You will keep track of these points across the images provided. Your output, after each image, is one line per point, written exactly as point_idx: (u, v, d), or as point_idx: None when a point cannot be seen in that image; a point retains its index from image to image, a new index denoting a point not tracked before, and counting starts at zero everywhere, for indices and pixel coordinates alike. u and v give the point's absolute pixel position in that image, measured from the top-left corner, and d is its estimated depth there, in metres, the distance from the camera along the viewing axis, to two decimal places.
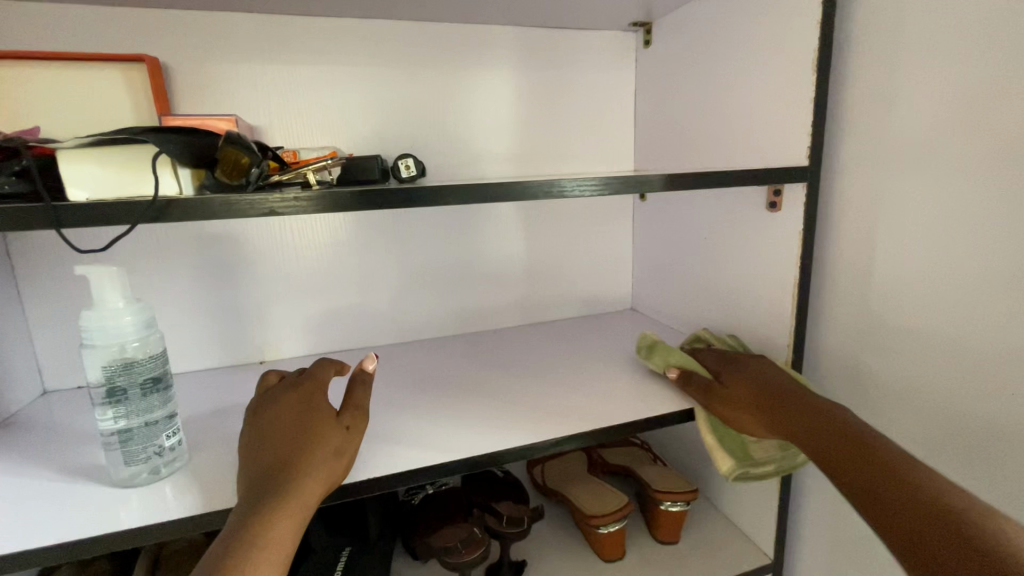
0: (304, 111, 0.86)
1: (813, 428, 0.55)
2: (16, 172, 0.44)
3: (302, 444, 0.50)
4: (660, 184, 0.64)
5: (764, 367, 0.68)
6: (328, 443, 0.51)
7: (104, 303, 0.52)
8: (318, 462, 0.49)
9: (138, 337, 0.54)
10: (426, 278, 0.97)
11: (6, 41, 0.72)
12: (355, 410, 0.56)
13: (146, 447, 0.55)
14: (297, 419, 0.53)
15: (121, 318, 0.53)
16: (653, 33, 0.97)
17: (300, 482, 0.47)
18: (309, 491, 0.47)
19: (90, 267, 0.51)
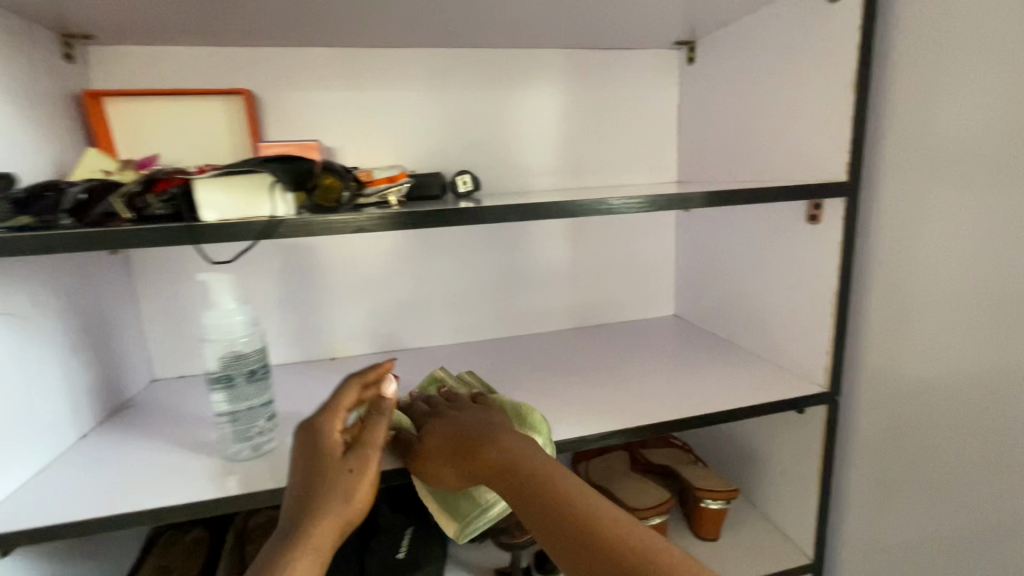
0: (371, 132, 0.95)
1: (523, 499, 0.51)
2: (166, 198, 0.53)
3: (311, 497, 0.50)
4: (701, 200, 0.69)
5: (469, 416, 0.60)
6: (334, 494, 0.51)
7: (219, 304, 0.62)
8: (325, 518, 0.49)
9: (246, 333, 0.63)
10: (478, 283, 1.05)
11: (128, 81, 0.84)
12: (367, 445, 0.54)
13: (250, 427, 0.65)
14: (306, 464, 0.52)
15: (232, 317, 0.62)
16: (697, 51, 1.02)
17: (305, 543, 0.48)
18: (315, 546, 0.48)
19: (210, 274, 0.61)
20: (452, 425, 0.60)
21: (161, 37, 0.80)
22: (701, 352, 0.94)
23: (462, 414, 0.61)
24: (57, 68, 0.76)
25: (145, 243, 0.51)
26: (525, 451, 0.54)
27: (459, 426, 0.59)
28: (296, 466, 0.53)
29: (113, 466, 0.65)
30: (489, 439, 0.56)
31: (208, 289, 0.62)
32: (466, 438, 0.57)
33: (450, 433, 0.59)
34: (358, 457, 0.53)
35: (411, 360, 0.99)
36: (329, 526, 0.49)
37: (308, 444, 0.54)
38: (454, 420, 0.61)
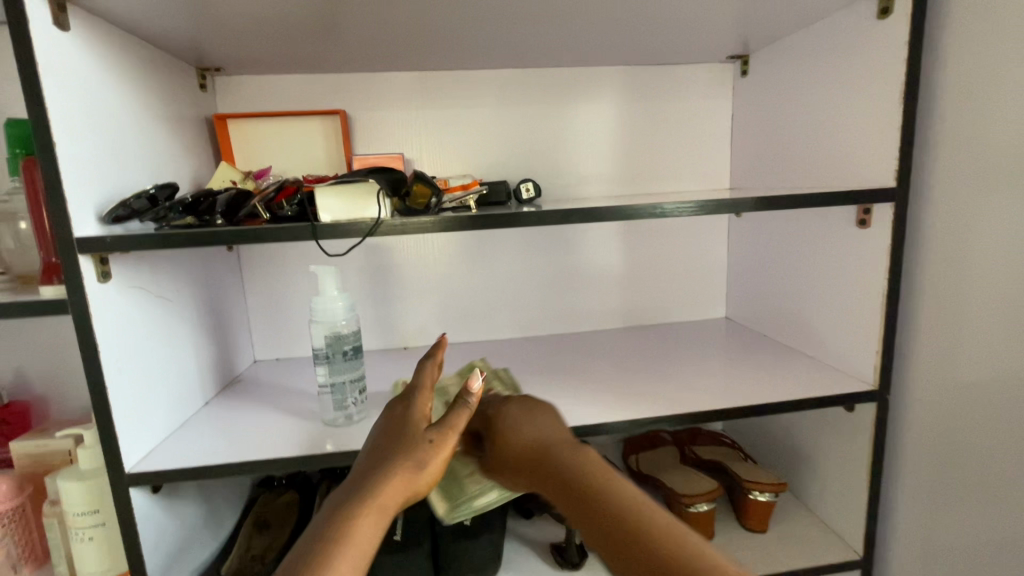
0: (445, 145, 1.06)
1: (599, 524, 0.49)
2: (296, 203, 0.65)
3: (389, 457, 0.53)
4: (750, 205, 0.74)
5: (540, 422, 0.61)
6: (410, 458, 0.53)
7: (325, 291, 0.74)
8: (400, 475, 0.51)
9: (346, 319, 0.75)
10: (536, 283, 1.13)
11: (245, 105, 0.99)
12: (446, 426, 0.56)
13: (347, 398, 0.76)
14: (390, 440, 0.55)
15: (336, 304, 0.74)
16: (751, 64, 1.07)
17: (373, 495, 0.49)
18: (379, 503, 0.49)
19: (319, 267, 0.72)
20: (527, 428, 0.60)
21: (275, 67, 0.95)
22: (751, 352, 0.98)
23: (527, 418, 0.61)
24: (195, 96, 0.91)
25: (279, 239, 0.63)
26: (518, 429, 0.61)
27: (535, 432, 0.60)
28: (382, 442, 0.56)
29: (235, 425, 0.78)
30: (554, 449, 0.57)
31: (317, 279, 0.74)
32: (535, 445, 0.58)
33: (528, 442, 0.59)
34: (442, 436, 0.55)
35: (475, 351, 1.09)
36: (397, 486, 0.51)
37: (395, 427, 0.57)
38: (531, 422, 0.61)
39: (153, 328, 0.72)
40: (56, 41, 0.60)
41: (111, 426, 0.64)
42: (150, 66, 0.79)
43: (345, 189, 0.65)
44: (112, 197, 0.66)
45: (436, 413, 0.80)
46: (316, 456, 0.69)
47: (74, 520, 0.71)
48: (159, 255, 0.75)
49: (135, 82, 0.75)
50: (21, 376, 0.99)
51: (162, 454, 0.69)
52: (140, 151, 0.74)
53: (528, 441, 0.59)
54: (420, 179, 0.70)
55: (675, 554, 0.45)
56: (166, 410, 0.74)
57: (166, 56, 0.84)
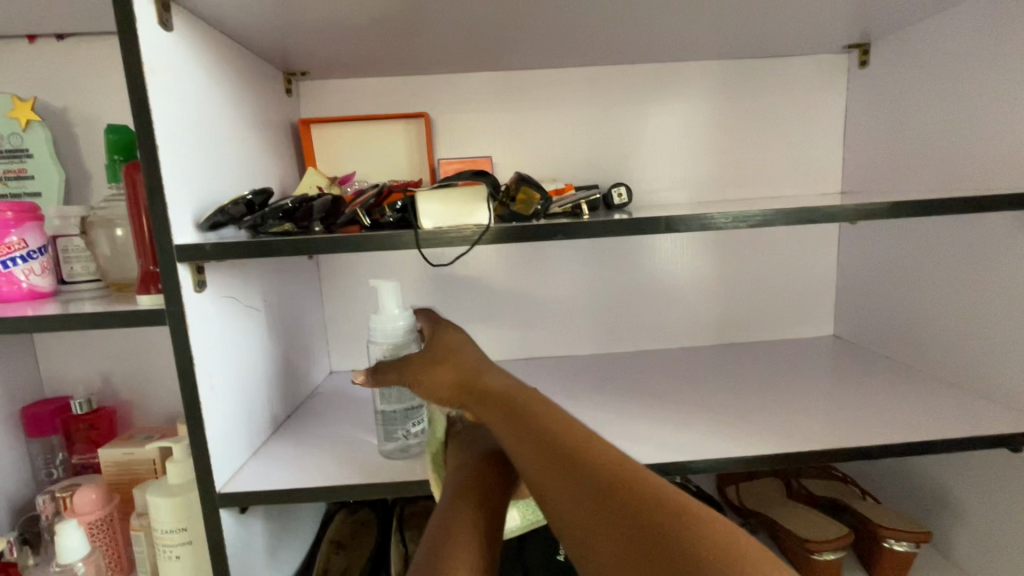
0: (530, 148, 1.00)
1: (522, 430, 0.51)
2: (398, 209, 0.60)
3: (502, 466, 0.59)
4: (906, 210, 0.63)
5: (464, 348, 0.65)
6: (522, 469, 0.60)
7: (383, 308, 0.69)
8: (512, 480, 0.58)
9: (405, 339, 0.69)
10: (623, 294, 1.05)
11: (328, 110, 0.97)
12: None
13: (401, 426, 0.70)
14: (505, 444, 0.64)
15: (396, 321, 0.69)
16: (872, 53, 0.95)
17: (494, 491, 0.57)
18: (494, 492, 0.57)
19: (378, 282, 0.68)
20: (461, 362, 0.62)
21: (361, 70, 0.92)
22: (877, 376, 0.87)
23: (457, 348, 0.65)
24: (281, 101, 0.90)
25: (378, 248, 0.58)
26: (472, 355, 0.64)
27: (470, 364, 0.62)
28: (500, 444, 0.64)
29: (317, 447, 0.74)
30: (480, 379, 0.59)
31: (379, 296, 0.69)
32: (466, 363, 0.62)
33: (457, 375, 0.61)
34: None
35: (556, 367, 1.02)
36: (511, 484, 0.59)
37: None
38: (460, 349, 0.64)
39: (241, 340, 0.70)
40: (160, 40, 0.57)
41: (203, 442, 0.61)
42: (243, 70, 0.78)
43: (448, 194, 0.59)
44: (208, 203, 0.63)
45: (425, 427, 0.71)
46: (409, 483, 0.65)
47: (162, 537, 0.68)
48: (248, 265, 0.73)
49: (229, 86, 0.73)
50: (108, 381, 1.00)
51: (247, 475, 0.66)
52: (233, 157, 0.72)
53: (457, 371, 0.61)
54: (526, 183, 0.64)
55: (638, 489, 0.41)
56: (249, 425, 0.71)
57: (256, 59, 0.82)
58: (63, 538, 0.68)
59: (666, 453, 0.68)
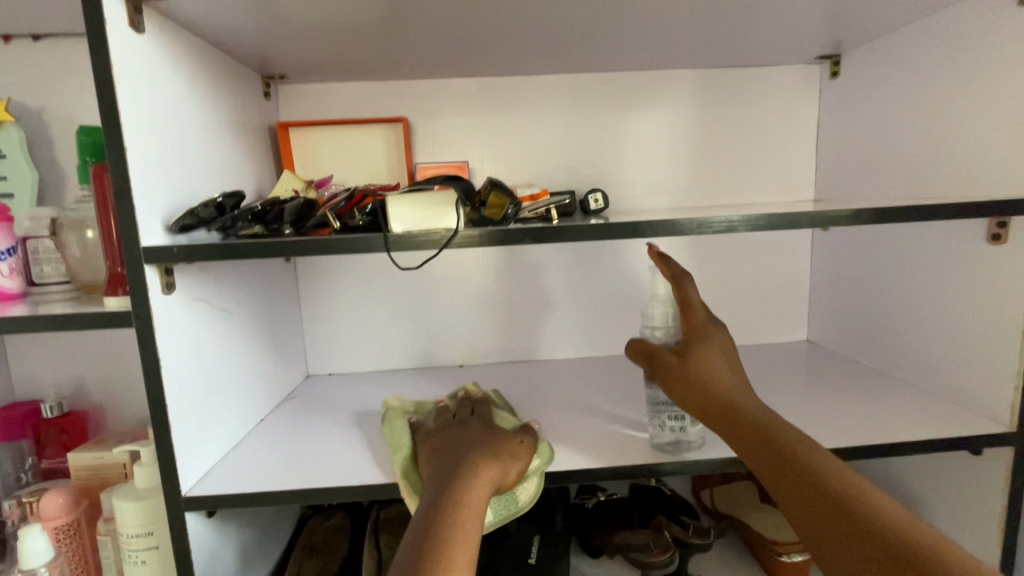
0: (510, 154, 1.01)
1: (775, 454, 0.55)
2: (368, 213, 0.60)
3: (477, 457, 0.62)
4: (869, 218, 0.65)
5: (718, 358, 0.64)
6: (498, 459, 0.62)
7: (658, 294, 0.69)
8: (491, 470, 0.61)
9: (678, 327, 0.69)
10: (601, 299, 1.06)
11: (307, 113, 0.97)
12: (519, 447, 0.66)
13: (660, 417, 0.67)
14: (479, 442, 0.65)
15: (668, 307, 0.69)
16: (843, 64, 0.98)
17: (476, 486, 0.57)
18: (478, 490, 0.57)
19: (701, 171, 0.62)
20: (709, 363, 0.63)
21: (340, 74, 0.93)
22: (847, 381, 0.88)
23: (721, 358, 0.64)
24: (259, 104, 0.90)
25: (347, 251, 0.58)
26: (718, 366, 0.64)
27: (714, 371, 0.63)
28: (472, 444, 0.65)
29: (289, 448, 0.74)
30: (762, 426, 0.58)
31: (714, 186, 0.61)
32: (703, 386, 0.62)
33: (694, 382, 0.62)
34: (521, 449, 0.66)
35: (535, 371, 1.03)
36: (489, 480, 0.59)
37: (482, 435, 0.67)
38: (710, 345, 0.65)
39: (213, 342, 0.70)
40: (131, 43, 0.58)
41: (169, 445, 0.61)
42: (219, 73, 0.78)
43: (418, 197, 0.60)
44: (178, 206, 0.63)
45: (391, 434, 0.72)
46: (379, 486, 0.65)
47: (128, 542, 0.67)
48: (220, 267, 0.73)
49: (204, 89, 0.73)
50: (80, 385, 0.99)
51: (216, 477, 0.66)
52: (207, 159, 0.72)
53: (704, 374, 0.63)
54: (496, 189, 0.65)
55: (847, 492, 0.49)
56: (220, 429, 0.70)
57: (233, 63, 0.82)
58: (25, 543, 0.67)
59: (635, 457, 0.68)
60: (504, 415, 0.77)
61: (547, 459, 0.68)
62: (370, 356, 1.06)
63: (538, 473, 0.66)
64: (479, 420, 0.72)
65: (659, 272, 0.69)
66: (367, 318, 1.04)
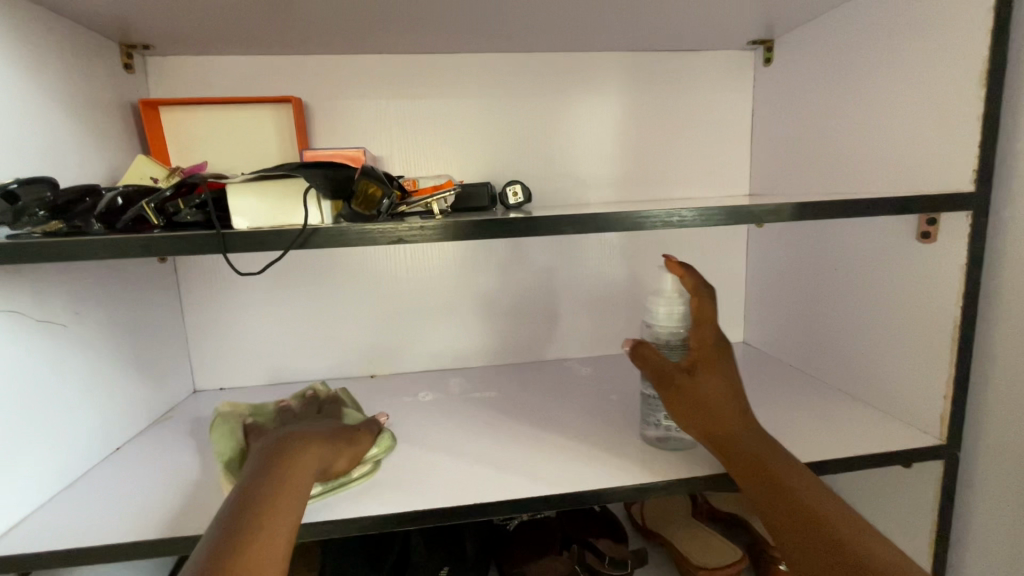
0: (422, 141, 0.91)
1: (788, 502, 0.50)
2: (196, 205, 0.49)
3: (308, 443, 0.55)
4: (790, 213, 0.58)
5: (721, 383, 0.58)
6: (330, 441, 0.58)
7: (666, 293, 0.62)
8: (317, 450, 0.55)
9: (686, 327, 0.63)
10: (526, 301, 0.98)
11: (182, 91, 0.84)
12: (353, 435, 0.62)
13: (655, 414, 0.65)
14: (324, 432, 0.59)
15: (677, 305, 0.62)
16: (776, 50, 0.92)
17: (289, 474, 0.49)
18: (294, 483, 0.49)
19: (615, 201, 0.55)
20: (719, 393, 0.57)
21: (215, 45, 0.80)
22: (779, 387, 0.83)
23: (725, 379, 0.58)
24: (116, 78, 0.77)
25: (174, 252, 0.48)
26: (728, 391, 0.58)
27: (725, 401, 0.57)
28: (328, 432, 0.59)
29: (137, 486, 0.63)
30: (779, 477, 0.52)
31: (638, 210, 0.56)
32: (704, 414, 0.57)
33: (706, 409, 0.57)
34: (357, 441, 0.62)
35: (453, 381, 0.93)
36: (315, 460, 0.53)
37: (333, 426, 0.62)
38: (724, 376, 0.58)
39: (26, 364, 0.57)
40: None
41: None
42: (44, 34, 0.64)
43: (262, 187, 0.50)
44: None
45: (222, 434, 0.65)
46: None
47: None
48: (43, 271, 0.60)
49: (14, 53, 0.59)
50: None
51: (24, 533, 0.54)
52: (17, 138, 0.59)
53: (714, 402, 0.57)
54: (367, 173, 0.54)
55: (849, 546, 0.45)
56: (35, 467, 0.58)
57: (72, 27, 0.69)
58: None
59: (538, 485, 0.60)
60: (353, 412, 0.72)
61: (386, 447, 0.66)
62: (269, 367, 0.94)
63: (375, 461, 0.64)
64: (319, 415, 0.69)
65: (680, 275, 0.60)
66: (263, 326, 0.92)
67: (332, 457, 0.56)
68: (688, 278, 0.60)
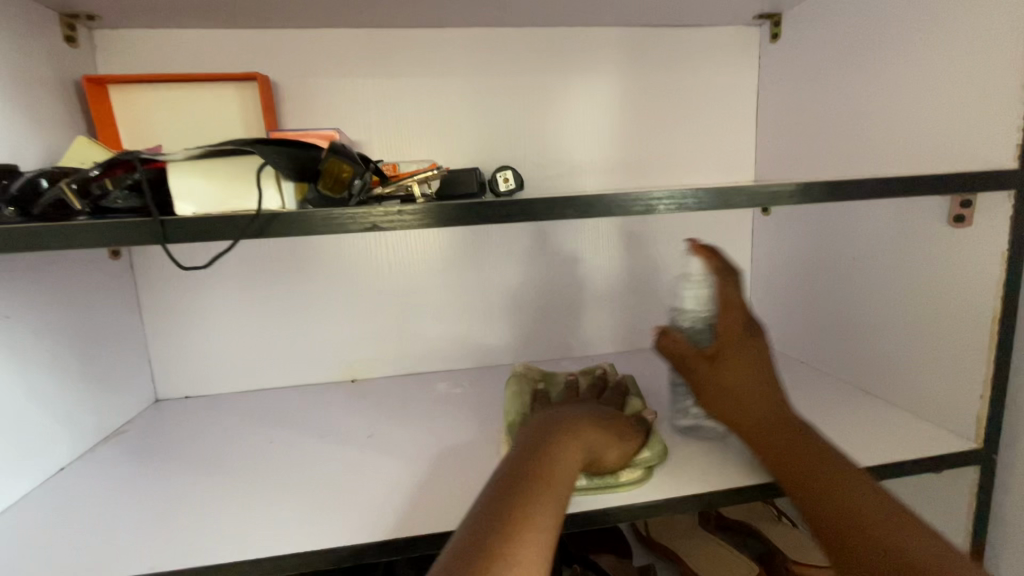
0: (405, 124, 0.83)
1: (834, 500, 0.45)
2: (128, 186, 0.42)
3: (562, 431, 0.51)
4: (817, 194, 0.52)
5: (747, 367, 0.54)
6: (608, 435, 0.54)
7: (693, 275, 0.58)
8: (585, 440, 0.51)
9: (712, 312, 0.58)
10: (519, 297, 0.91)
11: (135, 67, 0.76)
12: (623, 427, 0.57)
13: (681, 399, 0.64)
14: (581, 416, 0.55)
15: (702, 289, 0.58)
16: (783, 25, 0.86)
17: (547, 467, 0.46)
18: (560, 486, 0.45)
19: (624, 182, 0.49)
20: (750, 377, 0.53)
21: (171, 16, 0.72)
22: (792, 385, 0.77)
23: (750, 361, 0.54)
24: (57, 51, 0.68)
25: (99, 243, 0.40)
26: (759, 374, 0.54)
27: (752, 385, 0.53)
28: (586, 419, 0.55)
29: (81, 514, 0.55)
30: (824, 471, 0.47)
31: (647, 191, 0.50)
32: (728, 402, 0.53)
33: (732, 396, 0.53)
34: (626, 431, 0.56)
35: (442, 384, 0.87)
36: (586, 449, 0.50)
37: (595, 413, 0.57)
38: (748, 359, 0.54)
39: None
40: None
41: None
42: None
43: (209, 166, 0.43)
44: None
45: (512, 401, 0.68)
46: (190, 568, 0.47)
47: None
48: None
49: None
50: None
51: None
52: None
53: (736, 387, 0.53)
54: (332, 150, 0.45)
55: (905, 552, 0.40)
56: None
57: None
58: None
59: None
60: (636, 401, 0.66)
61: (659, 453, 0.57)
62: (239, 372, 0.86)
63: (646, 466, 0.56)
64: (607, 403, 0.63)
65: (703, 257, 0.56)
66: (233, 327, 0.85)
67: (602, 449, 0.52)
68: (716, 261, 0.56)
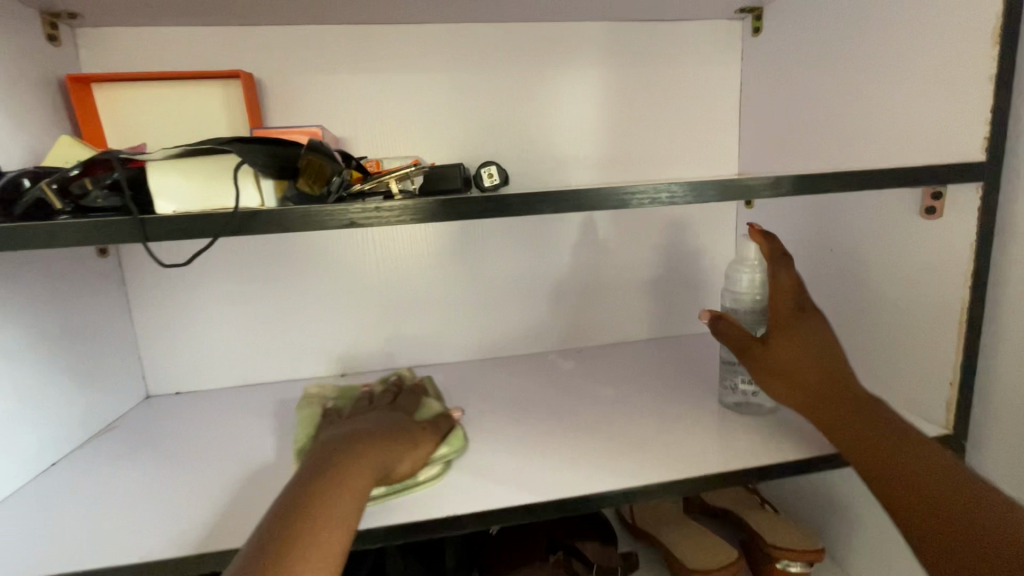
0: (390, 120, 0.84)
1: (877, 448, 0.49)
2: (108, 186, 0.43)
3: (349, 445, 0.52)
4: (788, 187, 0.53)
5: (802, 346, 0.57)
6: (391, 443, 0.54)
7: (748, 259, 0.64)
8: (374, 455, 0.51)
9: (765, 293, 0.63)
10: (506, 291, 0.92)
11: (119, 66, 0.76)
12: (409, 432, 0.57)
13: (730, 378, 0.67)
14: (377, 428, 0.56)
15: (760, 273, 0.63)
16: (765, 18, 0.87)
17: (340, 485, 0.46)
18: (343, 498, 0.46)
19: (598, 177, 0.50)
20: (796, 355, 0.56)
21: (152, 14, 0.72)
22: None
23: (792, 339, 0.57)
24: (40, 50, 0.68)
25: (77, 242, 0.41)
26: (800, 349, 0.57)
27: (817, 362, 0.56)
28: (375, 433, 0.55)
29: (73, 509, 0.57)
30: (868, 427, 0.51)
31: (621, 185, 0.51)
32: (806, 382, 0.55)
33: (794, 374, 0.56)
34: (420, 438, 0.57)
35: (430, 377, 0.88)
36: (372, 465, 0.50)
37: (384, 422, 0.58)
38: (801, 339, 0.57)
39: None
40: None
41: None
42: None
43: (188, 164, 0.44)
44: None
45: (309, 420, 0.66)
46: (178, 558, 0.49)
47: None
48: None
49: None
50: None
51: None
52: None
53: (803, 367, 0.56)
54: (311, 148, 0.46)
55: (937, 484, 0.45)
56: None
57: None
58: None
59: (521, 490, 0.55)
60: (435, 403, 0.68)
61: (457, 448, 0.61)
62: (229, 369, 0.87)
63: (443, 461, 0.59)
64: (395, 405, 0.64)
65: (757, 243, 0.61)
66: (222, 324, 0.85)
67: (392, 461, 0.52)
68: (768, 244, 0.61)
